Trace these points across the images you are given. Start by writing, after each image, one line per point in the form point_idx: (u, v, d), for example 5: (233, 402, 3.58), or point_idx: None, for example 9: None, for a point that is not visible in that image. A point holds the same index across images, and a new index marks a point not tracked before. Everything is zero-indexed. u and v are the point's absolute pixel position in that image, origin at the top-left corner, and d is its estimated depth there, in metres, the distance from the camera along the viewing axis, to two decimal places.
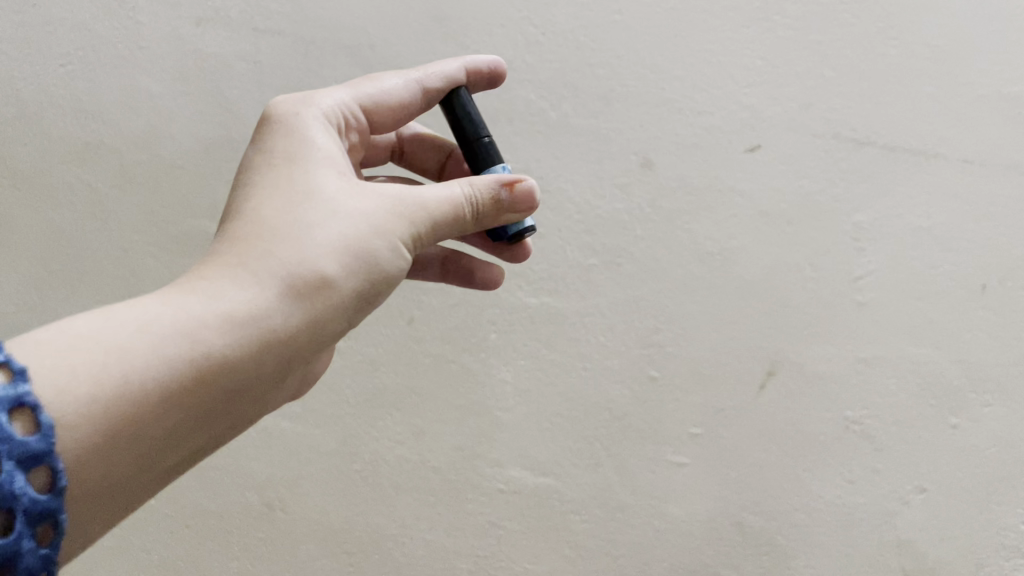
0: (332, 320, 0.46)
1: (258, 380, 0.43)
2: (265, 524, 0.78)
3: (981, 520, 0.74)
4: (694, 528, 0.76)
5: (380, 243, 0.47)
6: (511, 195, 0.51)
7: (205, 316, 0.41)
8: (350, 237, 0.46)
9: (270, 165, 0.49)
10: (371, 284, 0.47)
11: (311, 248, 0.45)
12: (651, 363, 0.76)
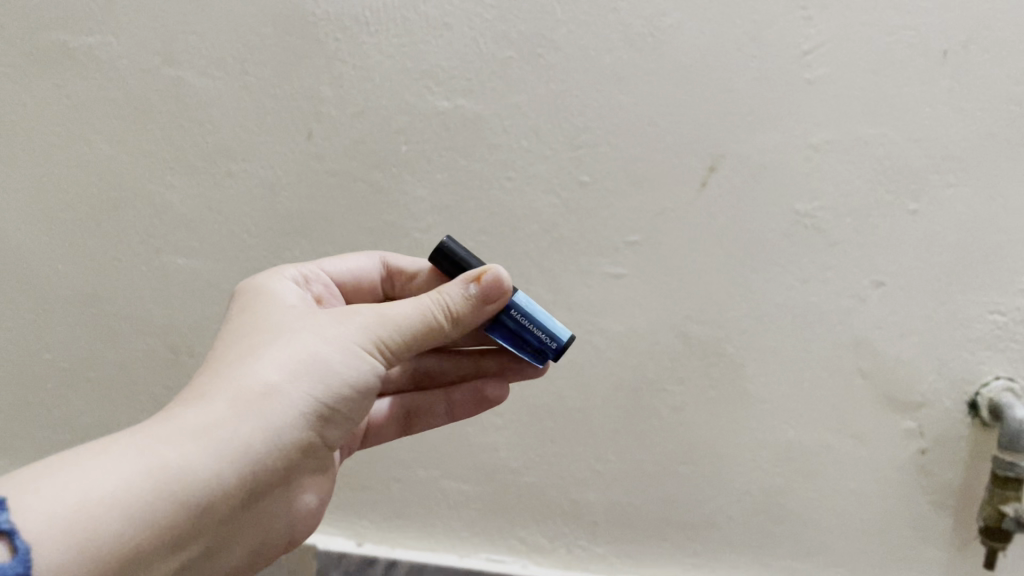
0: (293, 435, 0.47)
1: (221, 503, 0.44)
2: (173, 371, 0.73)
3: (945, 313, 0.68)
4: (634, 344, 0.71)
5: (341, 356, 0.50)
6: (479, 288, 0.54)
7: (168, 432, 0.43)
8: (304, 350, 0.49)
9: (237, 321, 0.53)
10: (333, 394, 0.49)
11: (269, 367, 0.47)
12: (580, 167, 0.68)
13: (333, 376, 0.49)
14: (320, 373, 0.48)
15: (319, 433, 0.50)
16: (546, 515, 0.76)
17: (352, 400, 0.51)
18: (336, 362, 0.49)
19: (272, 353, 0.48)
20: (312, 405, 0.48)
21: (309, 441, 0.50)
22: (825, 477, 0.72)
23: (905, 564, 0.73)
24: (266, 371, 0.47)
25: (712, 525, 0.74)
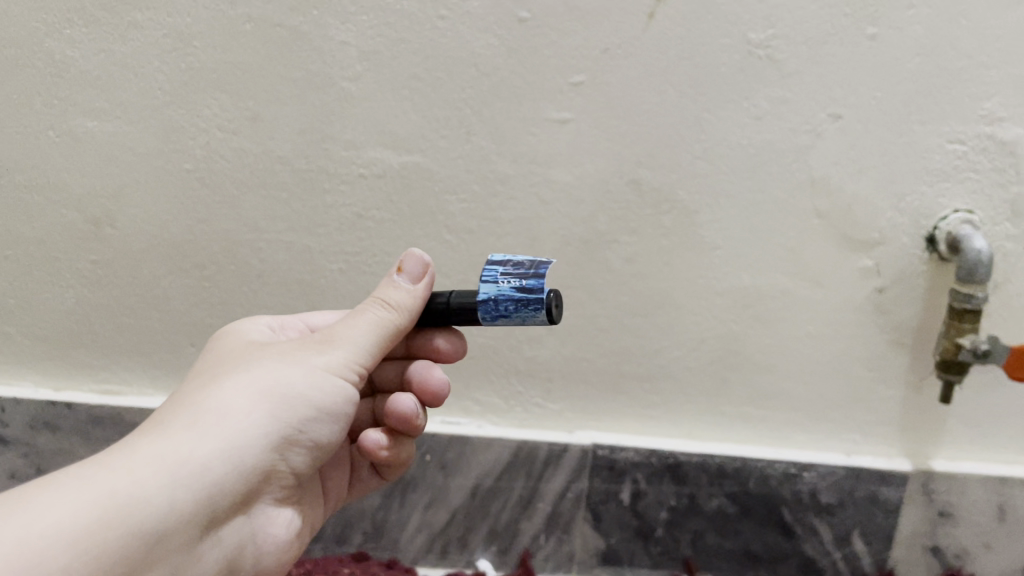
0: (248, 461, 0.45)
1: (177, 528, 0.41)
2: (95, 245, 0.69)
3: (901, 146, 0.64)
4: (583, 194, 0.67)
5: (301, 375, 0.47)
6: (407, 275, 0.50)
7: (122, 460, 0.41)
8: (265, 374, 0.47)
9: (203, 357, 0.51)
10: (296, 424, 0.47)
11: (230, 391, 0.46)
12: (518, 2, 0.61)
13: (296, 401, 0.47)
14: (280, 397, 0.46)
15: (287, 457, 0.48)
16: (499, 377, 0.74)
17: (324, 421, 0.49)
18: (300, 382, 0.47)
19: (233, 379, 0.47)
20: (272, 434, 0.46)
21: (270, 470, 0.47)
22: (782, 321, 0.70)
23: (861, 405, 0.72)
24: (228, 399, 0.45)
25: (668, 376, 0.73)
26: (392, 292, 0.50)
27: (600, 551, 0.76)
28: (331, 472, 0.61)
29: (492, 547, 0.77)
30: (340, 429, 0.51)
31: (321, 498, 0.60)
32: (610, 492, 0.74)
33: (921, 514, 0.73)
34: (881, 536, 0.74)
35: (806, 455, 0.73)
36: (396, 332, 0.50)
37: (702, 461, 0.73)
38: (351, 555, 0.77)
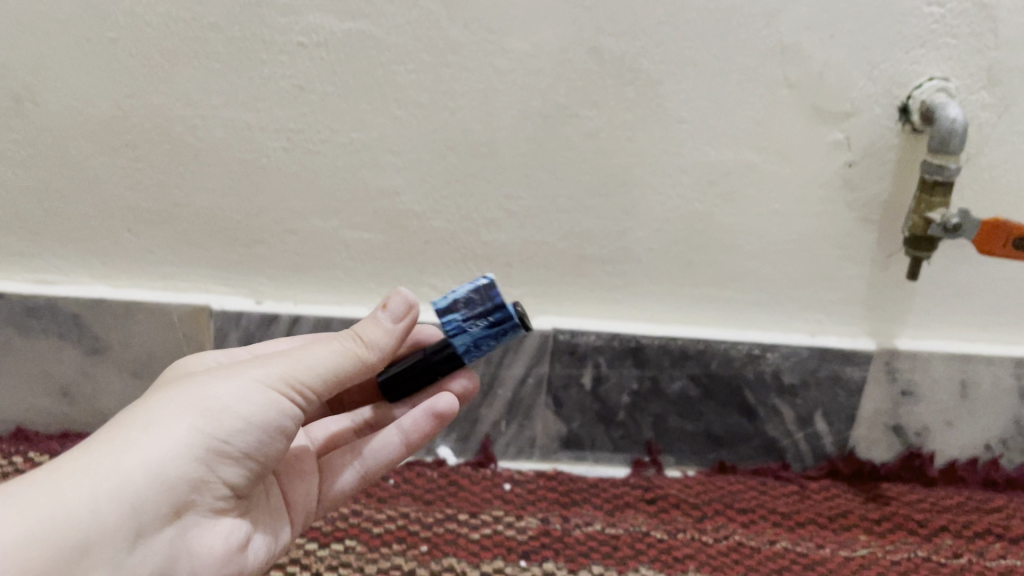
0: (178, 476, 0.41)
1: (99, 546, 0.38)
2: (17, 123, 0.63)
3: (878, 9, 0.60)
4: (543, 65, 0.62)
5: (237, 384, 0.44)
6: (390, 313, 0.49)
7: (44, 479, 0.38)
8: (201, 383, 0.44)
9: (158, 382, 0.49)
10: (229, 437, 0.43)
11: (163, 403, 0.43)
12: None
13: (222, 415, 0.43)
14: (205, 410, 0.43)
15: (230, 467, 0.44)
16: (456, 262, 0.69)
17: (271, 430, 0.45)
18: (227, 395, 0.43)
19: (160, 398, 0.44)
20: (201, 449, 0.42)
21: (206, 488, 0.43)
22: (749, 198, 0.67)
23: (827, 284, 0.71)
24: (155, 412, 0.42)
25: (631, 259, 0.70)
26: (367, 329, 0.48)
27: (561, 435, 0.75)
28: (294, 490, 0.53)
29: (452, 435, 0.75)
30: (281, 441, 0.46)
31: (285, 509, 0.53)
32: (572, 376, 0.73)
33: (884, 393, 0.73)
34: (843, 416, 0.74)
35: (770, 336, 0.72)
36: (348, 360, 0.47)
37: (665, 344, 0.72)
38: None
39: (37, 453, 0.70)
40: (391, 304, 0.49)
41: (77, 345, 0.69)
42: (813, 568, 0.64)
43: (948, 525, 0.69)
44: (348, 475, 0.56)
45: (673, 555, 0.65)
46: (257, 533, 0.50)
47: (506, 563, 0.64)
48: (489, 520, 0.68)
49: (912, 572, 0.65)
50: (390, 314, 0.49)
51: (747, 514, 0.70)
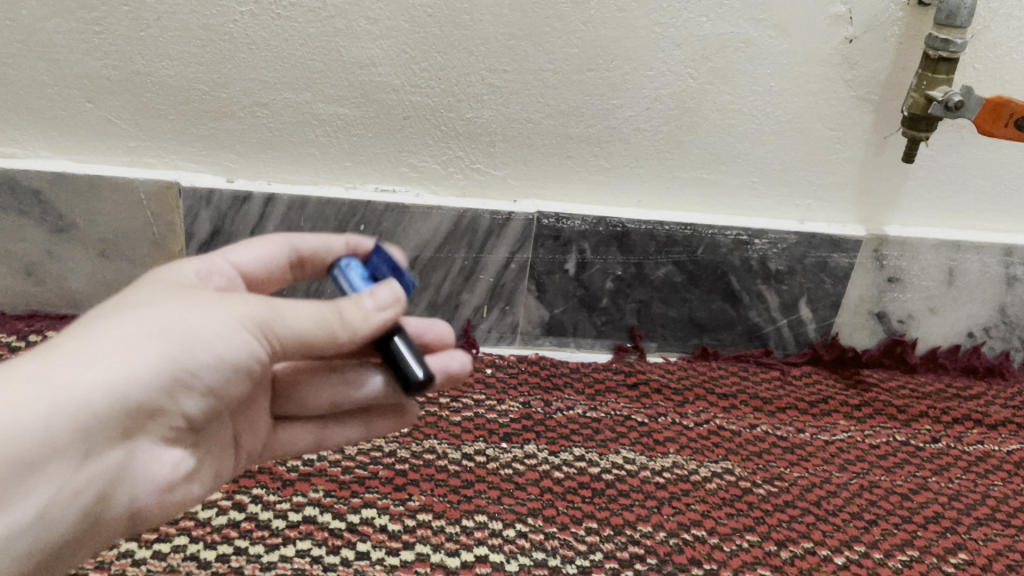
0: (135, 402, 0.37)
1: (39, 469, 0.34)
2: None
3: None
4: None
5: (208, 323, 0.38)
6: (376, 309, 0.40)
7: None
8: (173, 309, 0.38)
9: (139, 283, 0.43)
10: (197, 372, 0.38)
11: (129, 319, 0.37)
12: None
13: (194, 354, 0.37)
14: (179, 342, 0.37)
15: (187, 401, 0.39)
16: (436, 141, 0.66)
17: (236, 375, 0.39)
18: (206, 332, 0.38)
19: (137, 312, 0.38)
20: (164, 380, 0.37)
21: (166, 416, 0.39)
22: (744, 75, 0.64)
23: (818, 167, 0.68)
24: (120, 333, 0.36)
25: (619, 139, 0.67)
26: (348, 306, 0.39)
27: (544, 322, 0.74)
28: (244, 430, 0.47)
29: (433, 321, 0.73)
30: (250, 381, 0.41)
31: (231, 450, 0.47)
32: (555, 262, 0.71)
33: (871, 280, 0.72)
34: (828, 303, 0.73)
35: (758, 222, 0.70)
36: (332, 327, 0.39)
37: (651, 229, 0.70)
38: None
39: (3, 334, 0.67)
40: (379, 296, 0.40)
41: (39, 224, 0.65)
42: (792, 451, 0.65)
43: (927, 411, 0.70)
44: (307, 436, 0.50)
45: (654, 438, 0.65)
46: (205, 469, 0.44)
47: (487, 445, 0.63)
48: (470, 403, 0.67)
49: (890, 455, 0.65)
50: (377, 306, 0.40)
51: (728, 398, 0.70)
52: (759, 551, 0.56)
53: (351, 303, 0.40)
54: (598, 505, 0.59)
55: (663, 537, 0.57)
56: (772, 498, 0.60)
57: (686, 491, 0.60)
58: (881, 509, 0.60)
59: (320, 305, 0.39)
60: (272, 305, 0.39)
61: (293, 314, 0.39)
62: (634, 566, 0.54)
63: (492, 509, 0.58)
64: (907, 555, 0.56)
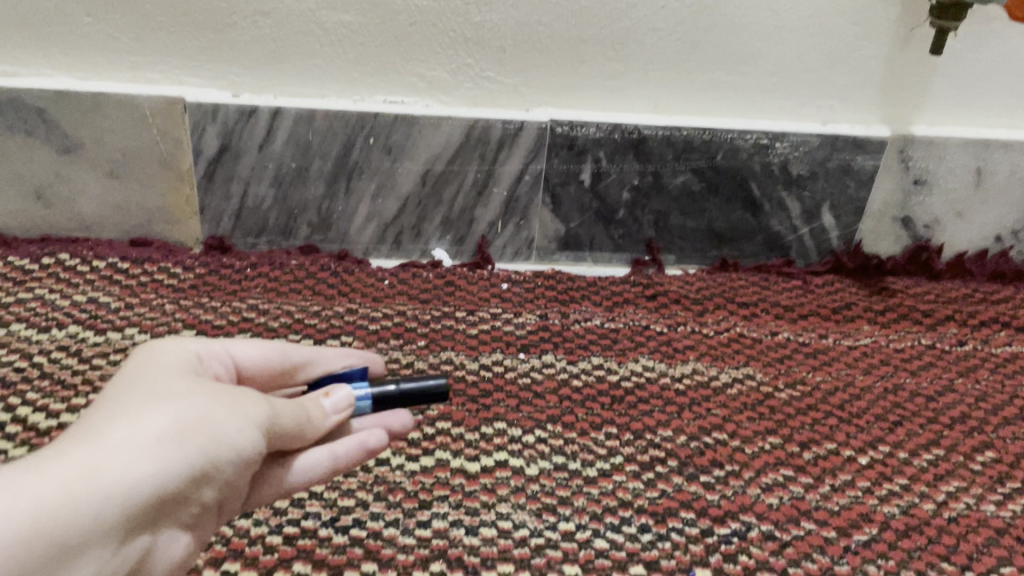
0: (133, 521, 0.30)
1: None
2: None
3: None
4: None
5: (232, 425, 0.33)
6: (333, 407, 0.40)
7: None
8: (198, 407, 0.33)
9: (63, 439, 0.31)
10: (218, 473, 0.33)
11: (154, 412, 0.32)
12: None
13: (220, 451, 0.33)
14: (206, 439, 0.32)
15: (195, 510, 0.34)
16: (445, 47, 0.64)
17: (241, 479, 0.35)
18: (227, 431, 0.33)
19: (157, 407, 0.32)
20: (177, 488, 0.32)
21: (168, 522, 0.33)
22: None
23: (842, 66, 0.66)
24: (149, 426, 0.31)
25: (634, 41, 0.65)
26: (313, 407, 0.39)
27: (560, 236, 0.73)
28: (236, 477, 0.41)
29: (447, 237, 0.72)
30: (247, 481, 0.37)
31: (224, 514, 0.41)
32: (570, 173, 0.69)
33: (896, 184, 0.70)
34: (852, 209, 0.71)
35: (779, 124, 0.68)
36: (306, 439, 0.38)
37: (669, 135, 0.68)
38: (296, 249, 0.71)
39: (16, 258, 0.66)
40: (336, 398, 0.40)
41: (46, 143, 0.64)
42: (814, 356, 0.64)
43: (953, 315, 0.68)
44: None
45: (674, 347, 0.65)
46: None
47: (505, 356, 0.63)
48: (487, 317, 0.67)
49: (915, 358, 0.64)
50: (336, 407, 0.40)
51: (749, 307, 0.69)
52: (782, 452, 0.55)
53: (312, 401, 0.39)
54: (617, 412, 0.58)
55: (684, 441, 0.56)
56: (794, 402, 0.59)
57: (707, 396, 0.60)
58: (906, 410, 0.59)
59: (299, 410, 0.37)
60: (290, 350, 0.42)
61: (289, 412, 0.37)
62: (655, 468, 0.54)
63: (511, 416, 0.57)
64: (933, 453, 0.56)
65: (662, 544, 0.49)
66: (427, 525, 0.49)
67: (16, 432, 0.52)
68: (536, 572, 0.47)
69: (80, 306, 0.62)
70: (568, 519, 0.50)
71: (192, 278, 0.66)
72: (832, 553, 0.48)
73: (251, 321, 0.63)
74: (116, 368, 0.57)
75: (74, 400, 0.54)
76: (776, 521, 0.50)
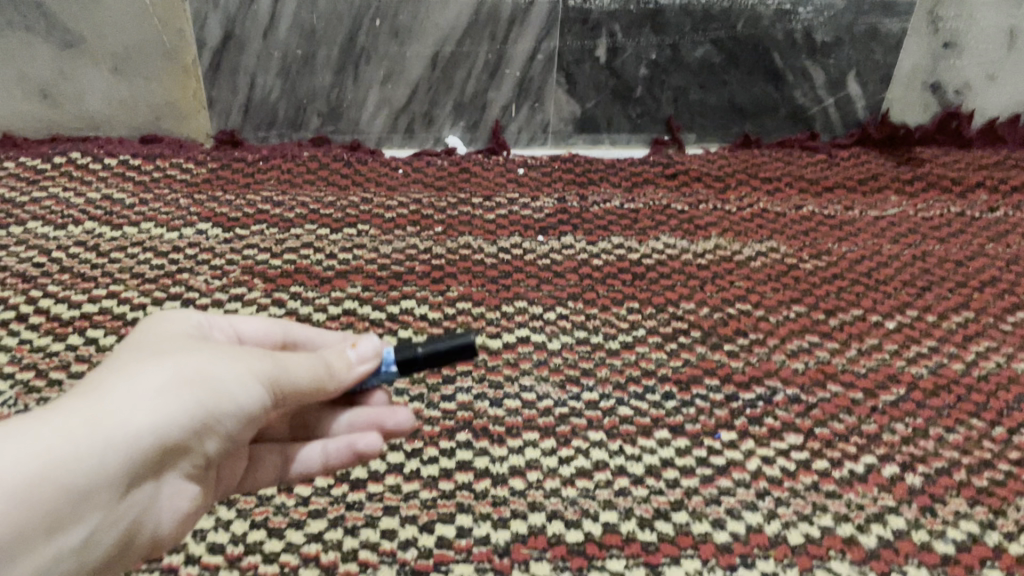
0: (137, 469, 0.30)
1: None
2: None
3: None
4: None
5: (235, 387, 0.32)
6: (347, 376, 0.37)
7: None
8: (207, 363, 0.32)
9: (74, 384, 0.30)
10: (222, 425, 0.32)
11: (159, 365, 0.31)
12: None
13: (220, 405, 0.31)
14: (207, 392, 0.31)
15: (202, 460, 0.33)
16: None
17: (248, 437, 0.34)
18: (230, 389, 0.32)
19: (160, 359, 0.31)
20: (180, 439, 0.31)
21: (175, 473, 0.32)
22: None
23: None
24: (153, 379, 0.30)
25: None
26: (334, 359, 0.36)
27: (576, 118, 0.71)
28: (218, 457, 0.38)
29: (460, 124, 0.71)
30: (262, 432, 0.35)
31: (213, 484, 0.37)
32: (585, 50, 0.67)
33: (924, 46, 0.68)
34: (878, 76, 0.69)
35: None
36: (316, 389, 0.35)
37: (686, 4, 0.65)
38: (308, 141, 0.70)
39: (30, 159, 0.65)
40: (362, 347, 0.37)
41: (46, 39, 0.63)
42: (840, 227, 0.62)
43: (984, 183, 0.66)
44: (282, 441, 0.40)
45: (696, 224, 0.63)
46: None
47: (524, 239, 0.62)
48: (504, 202, 0.65)
49: (944, 225, 0.63)
50: (363, 356, 0.36)
51: (773, 182, 0.67)
52: (807, 320, 0.55)
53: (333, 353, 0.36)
54: (639, 288, 0.58)
55: (707, 313, 0.55)
56: (819, 273, 0.58)
57: (730, 270, 0.59)
58: (935, 275, 0.58)
59: (313, 362, 0.35)
60: (296, 328, 0.39)
61: (303, 372, 0.34)
62: (678, 339, 0.53)
63: (532, 296, 0.57)
64: (963, 316, 0.55)
65: (686, 410, 0.49)
66: (451, 399, 0.49)
67: (40, 324, 0.52)
68: (561, 439, 0.47)
69: (94, 204, 0.62)
70: (592, 389, 0.50)
71: (205, 172, 0.65)
72: (859, 413, 0.48)
73: (266, 213, 0.62)
74: (134, 260, 0.57)
75: (95, 293, 0.55)
76: (801, 385, 0.50)
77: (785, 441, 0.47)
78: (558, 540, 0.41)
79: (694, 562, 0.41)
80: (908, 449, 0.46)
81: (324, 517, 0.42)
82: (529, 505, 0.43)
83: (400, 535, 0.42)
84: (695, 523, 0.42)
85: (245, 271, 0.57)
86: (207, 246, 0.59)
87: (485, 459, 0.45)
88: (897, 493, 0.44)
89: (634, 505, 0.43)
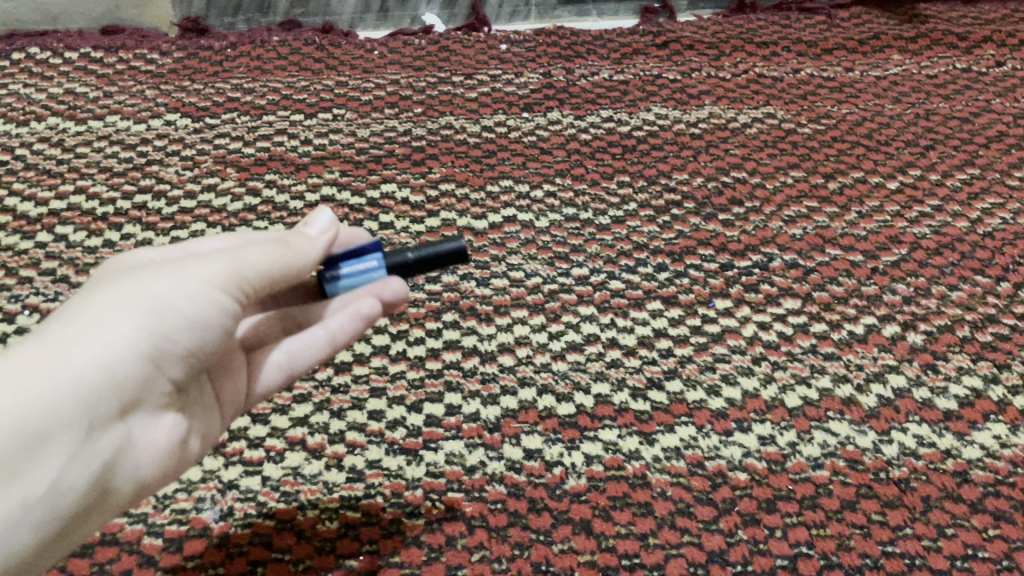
0: (94, 406, 0.27)
1: None
2: None
3: None
4: None
5: (187, 297, 0.29)
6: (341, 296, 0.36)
7: None
8: (150, 283, 0.29)
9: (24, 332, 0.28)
10: (179, 348, 0.29)
11: (104, 297, 0.28)
12: None
13: (168, 324, 0.28)
14: (150, 315, 0.28)
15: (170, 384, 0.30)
16: None
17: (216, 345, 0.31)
18: (180, 300, 0.29)
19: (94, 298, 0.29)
20: (133, 368, 0.28)
21: (140, 406, 0.29)
22: None
23: None
24: (97, 310, 0.28)
25: None
26: (298, 243, 0.32)
27: None
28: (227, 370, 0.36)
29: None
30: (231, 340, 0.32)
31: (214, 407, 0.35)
32: None
33: None
34: None
35: None
36: (284, 261, 0.31)
37: None
38: (276, 24, 0.66)
39: None
40: (343, 273, 0.35)
41: None
42: (840, 89, 0.59)
43: (991, 37, 0.63)
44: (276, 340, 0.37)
45: (689, 94, 0.59)
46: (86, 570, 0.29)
47: (508, 117, 0.58)
48: (486, 80, 0.61)
49: (949, 83, 0.60)
50: (323, 238, 0.34)
51: (769, 47, 0.63)
52: (806, 186, 0.52)
53: (296, 234, 0.33)
54: (631, 161, 0.55)
55: (701, 183, 0.53)
56: (818, 136, 0.56)
57: (725, 138, 0.56)
58: (938, 134, 0.56)
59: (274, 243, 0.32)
60: (253, 234, 0.36)
61: (262, 256, 0.31)
62: (671, 212, 0.51)
63: (518, 175, 0.54)
64: (967, 174, 0.53)
65: (680, 281, 0.47)
66: (436, 281, 0.47)
67: (7, 223, 0.51)
68: (551, 315, 0.45)
69: (57, 99, 0.59)
70: (582, 265, 0.48)
71: (171, 63, 0.61)
72: (858, 276, 0.47)
73: (236, 101, 0.59)
74: (101, 155, 0.55)
75: (62, 190, 0.53)
76: (799, 251, 0.48)
77: (782, 306, 0.46)
78: (549, 414, 0.41)
79: (689, 428, 0.41)
80: (909, 309, 0.46)
81: (309, 401, 0.41)
82: (519, 381, 0.42)
83: (387, 415, 0.41)
84: (689, 391, 0.42)
85: (217, 161, 0.55)
86: (176, 137, 0.56)
87: (473, 338, 0.44)
88: (898, 353, 0.44)
89: (627, 375, 0.43)
